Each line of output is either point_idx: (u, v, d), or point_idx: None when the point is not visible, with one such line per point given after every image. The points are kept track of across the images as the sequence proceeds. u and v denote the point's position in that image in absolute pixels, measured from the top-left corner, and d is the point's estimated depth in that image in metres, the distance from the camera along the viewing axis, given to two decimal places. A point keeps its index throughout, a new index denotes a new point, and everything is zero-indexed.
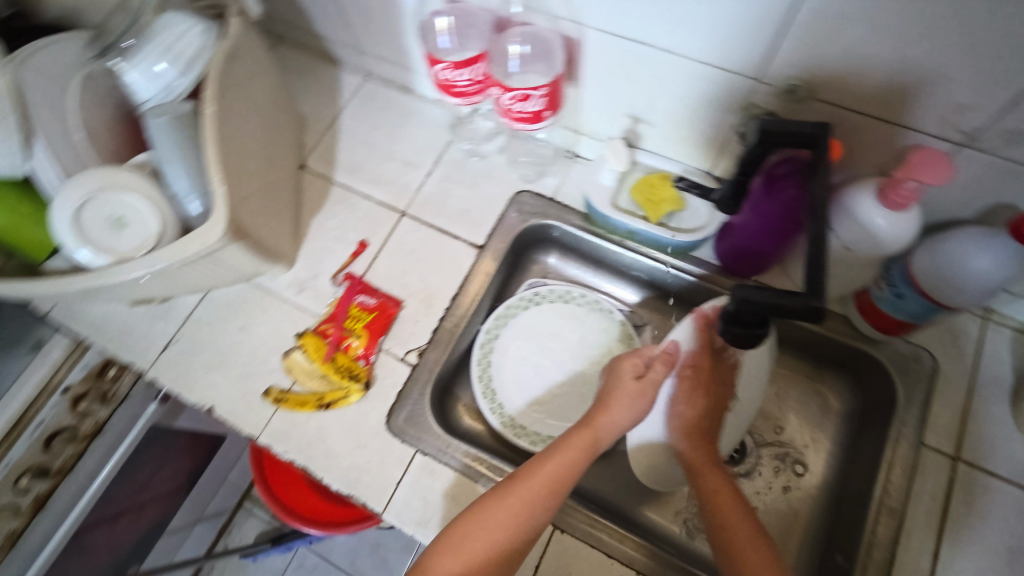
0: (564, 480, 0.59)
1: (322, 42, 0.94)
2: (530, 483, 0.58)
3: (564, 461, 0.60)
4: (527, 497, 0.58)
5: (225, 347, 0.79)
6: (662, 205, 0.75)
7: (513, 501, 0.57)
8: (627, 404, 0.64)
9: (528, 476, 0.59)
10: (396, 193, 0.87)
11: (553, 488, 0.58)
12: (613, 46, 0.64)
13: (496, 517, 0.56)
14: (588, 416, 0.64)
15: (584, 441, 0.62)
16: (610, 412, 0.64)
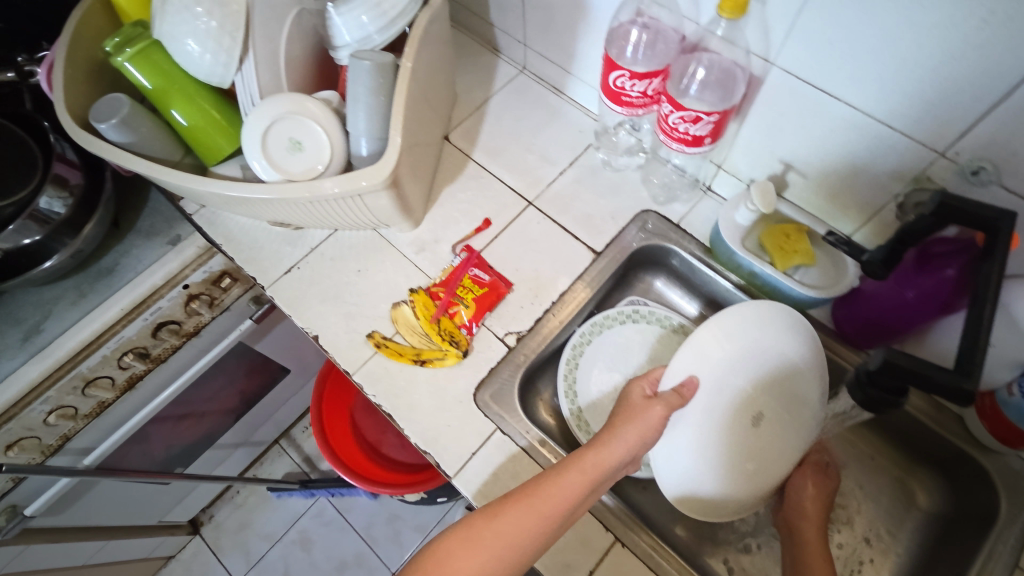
0: (553, 512, 0.55)
1: (492, 29, 0.99)
2: (520, 512, 0.55)
3: (562, 487, 0.56)
4: (515, 524, 0.54)
5: (341, 284, 0.83)
6: (793, 256, 0.75)
7: (501, 526, 0.54)
8: (624, 431, 0.61)
9: (520, 500, 0.56)
10: (528, 183, 0.90)
11: (543, 521, 0.55)
12: (795, 90, 0.65)
13: (482, 542, 0.53)
14: (590, 446, 0.60)
15: (585, 468, 0.58)
16: (613, 441, 0.60)
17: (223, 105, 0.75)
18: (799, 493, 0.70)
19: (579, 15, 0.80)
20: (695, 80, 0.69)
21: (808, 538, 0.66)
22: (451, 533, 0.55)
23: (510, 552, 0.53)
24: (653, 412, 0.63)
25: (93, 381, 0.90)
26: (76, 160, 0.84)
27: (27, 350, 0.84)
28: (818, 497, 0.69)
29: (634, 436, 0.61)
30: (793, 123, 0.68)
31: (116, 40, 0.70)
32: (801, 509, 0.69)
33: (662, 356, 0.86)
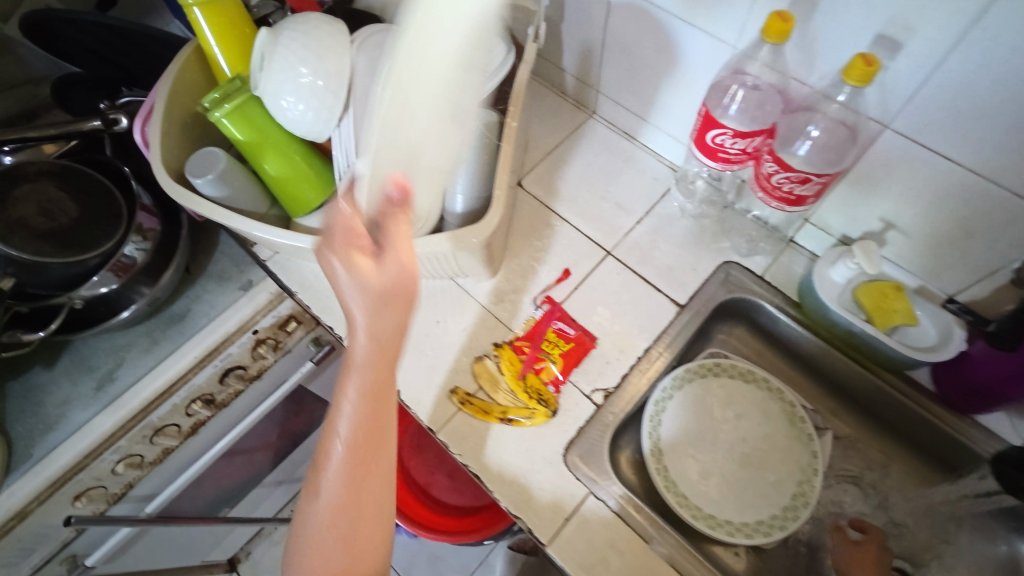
0: (380, 462, 0.56)
1: (561, 73, 0.98)
2: (348, 497, 0.54)
3: (371, 429, 0.55)
4: (361, 481, 0.55)
5: (420, 336, 0.82)
6: (893, 315, 0.72)
7: (354, 493, 0.55)
8: (361, 305, 0.51)
9: (349, 463, 0.54)
10: (605, 232, 0.89)
11: (351, 499, 0.55)
12: (908, 153, 0.63)
13: (323, 504, 0.55)
14: (353, 356, 0.53)
15: (363, 421, 0.54)
16: (354, 338, 0.53)
17: (312, 157, 0.74)
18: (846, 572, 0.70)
19: (668, 67, 0.79)
20: (807, 142, 0.68)
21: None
22: (320, 511, 0.55)
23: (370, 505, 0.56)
24: (400, 263, 0.52)
25: (161, 429, 0.89)
26: (150, 204, 0.81)
27: (101, 400, 0.83)
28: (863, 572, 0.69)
29: (358, 300, 0.51)
30: (902, 184, 0.67)
31: (215, 97, 0.70)
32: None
33: (748, 411, 0.84)
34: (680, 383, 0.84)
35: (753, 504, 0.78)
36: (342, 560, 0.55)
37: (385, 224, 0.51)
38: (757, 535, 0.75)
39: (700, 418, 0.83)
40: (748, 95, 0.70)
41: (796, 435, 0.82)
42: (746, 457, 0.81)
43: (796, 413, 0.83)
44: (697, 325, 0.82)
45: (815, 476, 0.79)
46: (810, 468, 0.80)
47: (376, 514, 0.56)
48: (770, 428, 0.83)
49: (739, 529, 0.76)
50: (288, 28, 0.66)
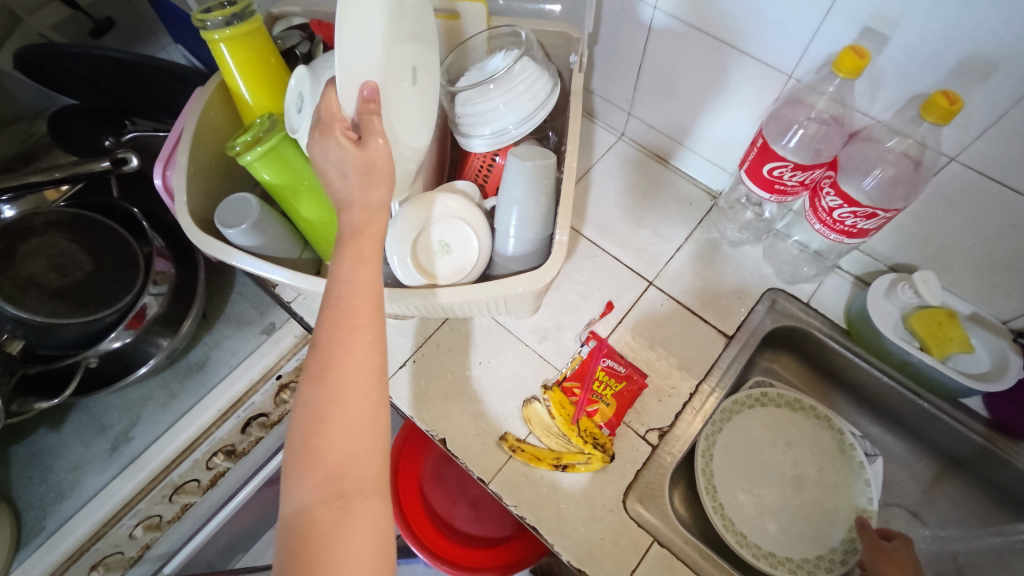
0: (361, 329, 0.47)
1: (589, 96, 0.96)
2: (345, 378, 0.46)
3: (363, 305, 0.48)
4: (351, 357, 0.46)
5: (464, 379, 0.78)
6: (950, 344, 0.71)
7: (338, 368, 0.46)
8: (342, 179, 0.49)
9: (327, 337, 0.47)
10: (645, 261, 0.86)
11: (359, 351, 0.47)
12: (974, 184, 0.62)
13: (315, 398, 0.45)
14: (342, 232, 0.50)
15: (354, 301, 0.48)
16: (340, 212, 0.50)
17: None
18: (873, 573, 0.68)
19: (712, 93, 0.77)
20: (874, 177, 0.65)
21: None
22: (306, 406, 0.46)
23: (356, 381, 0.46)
24: (377, 145, 0.50)
25: (181, 485, 0.82)
26: (163, 247, 0.76)
27: (117, 462, 0.79)
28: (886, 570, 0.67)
29: (343, 177, 0.49)
30: (966, 216, 0.65)
31: (246, 139, 0.63)
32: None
33: (798, 441, 0.82)
34: (729, 416, 0.81)
35: (811, 539, 0.76)
36: (330, 454, 0.44)
37: (363, 121, 0.51)
38: (817, 572, 0.74)
39: (751, 451, 0.81)
40: (811, 125, 0.67)
41: (847, 463, 0.81)
42: (798, 489, 0.80)
43: (845, 442, 0.82)
44: (748, 357, 0.80)
45: (872, 504, 0.78)
46: (863, 498, 0.78)
47: (369, 400, 0.46)
48: (818, 458, 0.82)
49: (800, 566, 0.74)
50: (327, 66, 0.62)
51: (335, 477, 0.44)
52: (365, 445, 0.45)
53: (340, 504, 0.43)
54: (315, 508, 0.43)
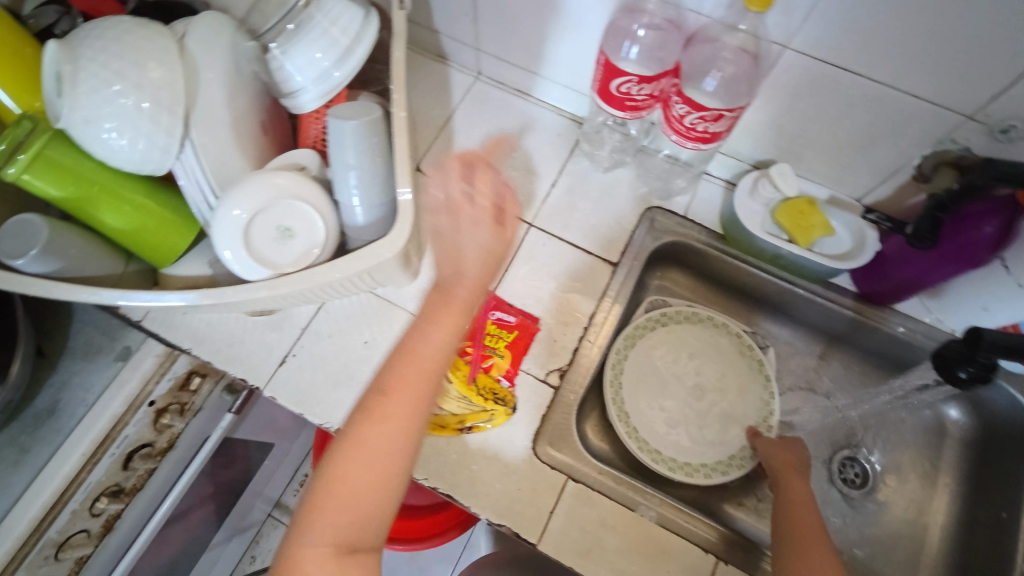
0: (421, 399, 0.56)
1: (436, 38, 0.89)
2: (384, 436, 0.55)
3: (419, 376, 0.57)
4: (392, 419, 0.55)
5: (351, 363, 0.73)
6: (812, 230, 0.74)
7: (379, 429, 0.55)
8: (471, 257, 0.62)
9: (382, 397, 0.56)
10: (520, 203, 0.83)
11: (407, 419, 0.56)
12: (811, 70, 0.62)
13: (353, 445, 0.54)
14: (429, 298, 0.61)
15: (413, 371, 0.57)
16: (441, 292, 0.61)
17: (160, 194, 0.60)
18: (767, 459, 0.73)
19: (551, 14, 0.73)
20: (716, 77, 0.64)
21: (786, 482, 0.69)
22: (344, 451, 0.54)
23: (395, 444, 0.55)
24: (507, 234, 0.64)
25: (66, 541, 0.74)
26: None
27: None
28: (779, 451, 0.73)
29: (447, 262, 0.63)
30: (808, 101, 0.66)
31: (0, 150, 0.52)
32: (772, 469, 0.72)
33: (701, 352, 0.85)
34: (631, 343, 0.82)
35: (721, 439, 0.80)
36: (347, 500, 0.53)
37: (501, 197, 0.66)
38: (731, 470, 0.77)
39: (660, 372, 0.83)
40: (647, 33, 0.64)
41: (749, 366, 0.83)
42: (705, 398, 0.82)
43: (744, 343, 0.84)
44: (631, 285, 0.79)
45: (773, 397, 0.81)
46: (766, 393, 0.82)
47: (393, 465, 0.54)
48: (722, 365, 0.84)
49: (715, 469, 0.77)
50: (84, 44, 0.52)
51: (354, 523, 0.53)
52: (383, 502, 0.54)
53: (341, 551, 0.51)
54: (325, 549, 0.51)
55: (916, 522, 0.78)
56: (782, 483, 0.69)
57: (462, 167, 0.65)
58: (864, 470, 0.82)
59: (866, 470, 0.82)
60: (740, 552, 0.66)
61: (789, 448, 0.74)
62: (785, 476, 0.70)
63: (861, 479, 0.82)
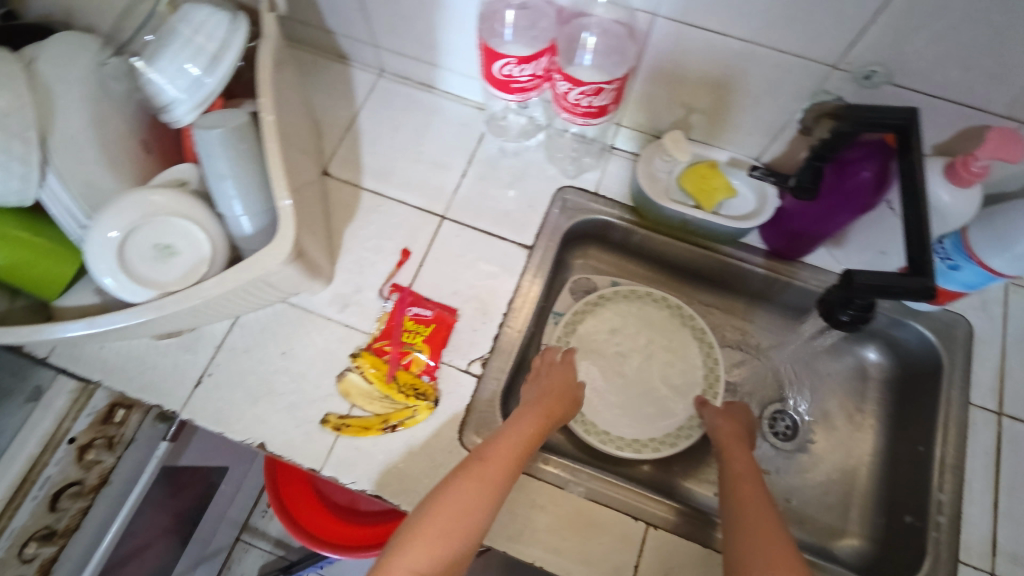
0: (522, 453, 0.61)
1: (331, 38, 0.87)
2: (481, 483, 0.58)
3: (523, 441, 0.63)
4: (494, 471, 0.59)
5: (270, 375, 0.72)
6: (715, 193, 0.75)
7: (475, 478, 0.58)
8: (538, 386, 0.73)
9: (491, 452, 0.60)
10: (431, 197, 0.83)
11: (505, 473, 0.59)
12: (683, 35, 0.63)
13: (450, 490, 0.57)
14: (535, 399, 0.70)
15: (528, 436, 0.64)
16: (537, 392, 0.71)
17: (42, 227, 0.59)
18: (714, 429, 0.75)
19: (433, 3, 0.72)
20: (589, 51, 0.65)
21: (729, 451, 0.71)
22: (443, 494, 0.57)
23: (484, 496, 0.57)
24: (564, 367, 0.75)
25: None
26: None
27: None
28: (727, 421, 0.75)
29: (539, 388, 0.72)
30: (687, 66, 0.67)
31: None
32: (720, 439, 0.73)
33: (643, 327, 0.85)
34: (570, 332, 0.83)
35: (653, 407, 0.81)
36: (438, 533, 0.54)
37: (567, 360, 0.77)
38: (680, 441, 0.78)
39: (599, 353, 0.84)
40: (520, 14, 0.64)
41: (689, 336, 0.84)
42: (650, 374, 0.83)
43: (683, 314, 0.85)
44: (546, 268, 0.79)
45: (718, 364, 0.83)
46: (710, 360, 0.83)
47: (481, 509, 0.56)
48: (664, 339, 0.85)
49: (664, 442, 0.78)
50: None
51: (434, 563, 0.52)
52: (461, 551, 0.54)
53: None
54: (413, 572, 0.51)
55: (847, 464, 0.80)
56: (725, 453, 0.71)
57: (553, 357, 0.77)
58: (794, 421, 0.83)
59: (795, 421, 0.83)
60: (695, 525, 0.67)
61: (735, 419, 0.75)
62: (727, 444, 0.72)
63: (791, 430, 0.83)
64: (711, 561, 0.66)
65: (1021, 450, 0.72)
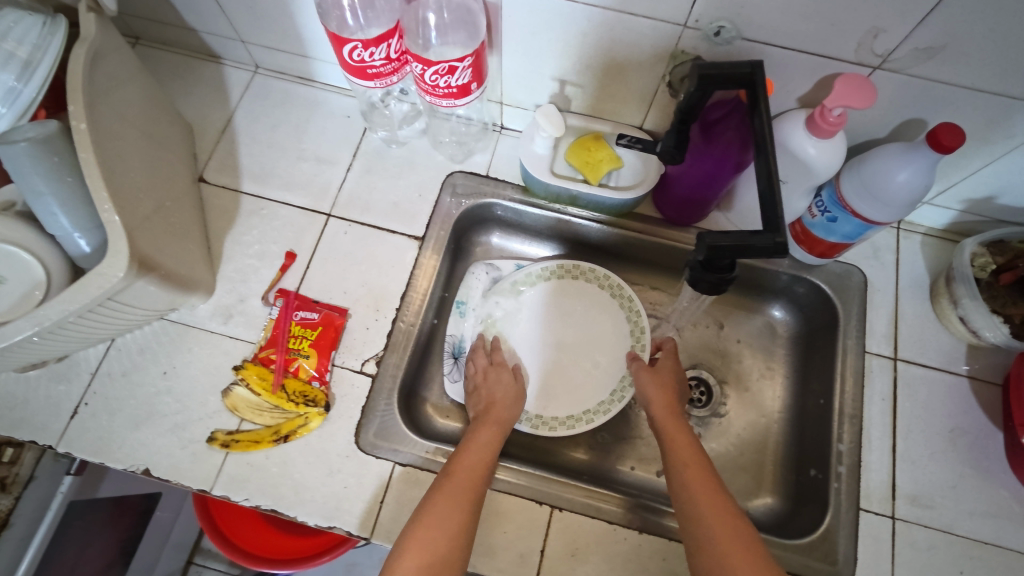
0: (489, 458, 0.63)
1: (196, 37, 0.83)
2: (455, 492, 0.58)
3: (482, 448, 0.64)
4: (463, 479, 0.60)
5: (152, 397, 0.69)
6: (601, 165, 0.73)
7: (448, 488, 0.59)
8: (480, 386, 0.74)
9: (454, 465, 0.61)
10: (316, 195, 0.80)
11: (475, 479, 0.60)
12: (531, 4, 0.61)
13: (426, 508, 0.57)
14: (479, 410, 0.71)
15: (488, 441, 0.65)
16: (480, 400, 0.73)
17: None
18: (646, 394, 0.71)
19: None
20: (437, 29, 0.61)
21: (664, 422, 0.67)
22: (420, 516, 0.57)
23: (463, 502, 0.58)
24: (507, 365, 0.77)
25: None
26: None
27: None
28: (659, 385, 0.71)
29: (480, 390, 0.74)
30: (547, 37, 0.65)
31: None
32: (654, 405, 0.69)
33: (569, 304, 0.83)
34: (495, 322, 0.82)
35: (563, 386, 0.79)
36: (427, 552, 0.54)
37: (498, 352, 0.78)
38: (613, 407, 0.77)
39: (526, 336, 0.82)
40: None
41: (613, 307, 0.83)
42: (581, 349, 0.82)
43: (606, 280, 0.83)
44: (442, 253, 0.77)
45: (641, 316, 0.81)
46: (634, 315, 0.81)
47: (462, 518, 0.57)
48: (590, 310, 0.83)
49: (597, 412, 0.77)
50: None
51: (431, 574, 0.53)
52: (457, 558, 0.55)
53: None
54: None
55: (758, 424, 0.80)
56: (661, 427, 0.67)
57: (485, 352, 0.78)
58: (705, 384, 0.82)
59: (708, 385, 0.82)
60: (634, 511, 0.66)
61: (665, 381, 0.72)
62: (660, 414, 0.68)
63: (705, 395, 0.81)
64: (617, 538, 0.65)
65: (917, 392, 0.72)
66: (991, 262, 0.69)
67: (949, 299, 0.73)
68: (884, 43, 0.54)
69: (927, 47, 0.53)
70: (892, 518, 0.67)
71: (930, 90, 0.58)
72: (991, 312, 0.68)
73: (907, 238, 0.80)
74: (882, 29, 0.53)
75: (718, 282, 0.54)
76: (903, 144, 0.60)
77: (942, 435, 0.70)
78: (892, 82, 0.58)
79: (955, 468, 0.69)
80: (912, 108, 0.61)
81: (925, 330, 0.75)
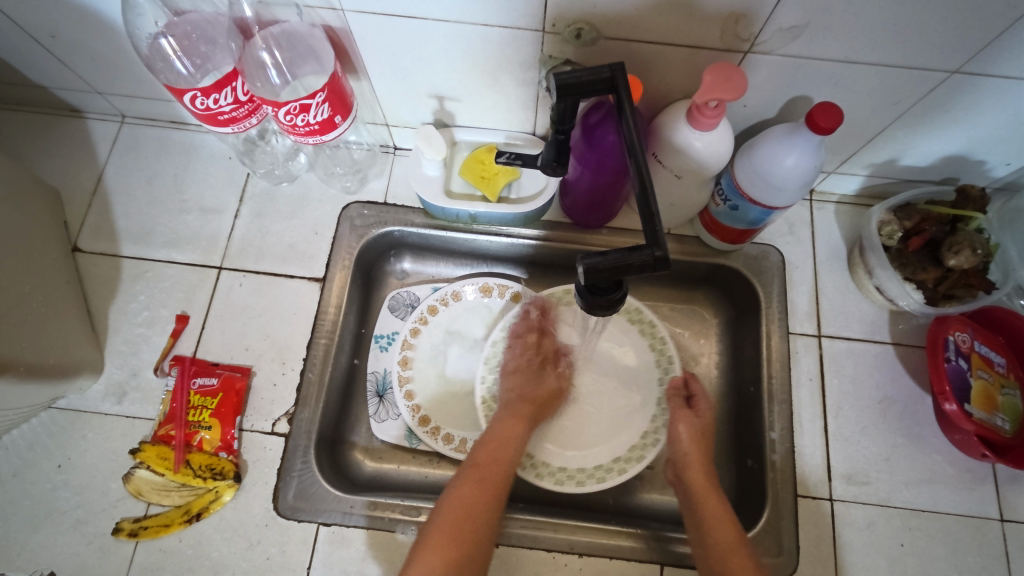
0: (516, 448, 0.64)
1: (49, 93, 0.77)
2: (477, 481, 0.60)
3: (511, 429, 0.65)
4: (489, 464, 0.61)
5: (48, 494, 0.64)
6: (496, 179, 0.69)
7: (469, 481, 0.60)
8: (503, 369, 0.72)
9: (479, 456, 0.62)
10: (204, 248, 0.75)
11: (502, 470, 0.61)
12: (381, 27, 0.57)
13: (449, 495, 0.59)
14: (511, 390, 0.69)
15: (521, 417, 0.66)
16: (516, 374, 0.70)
17: None
18: (676, 438, 0.66)
19: (124, 39, 0.64)
20: (276, 67, 0.59)
21: (694, 481, 0.63)
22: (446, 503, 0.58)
23: (485, 506, 0.58)
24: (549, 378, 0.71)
25: None
26: None
27: None
28: (692, 434, 0.65)
29: (514, 354, 0.71)
30: (411, 58, 0.61)
31: None
32: (684, 459, 0.64)
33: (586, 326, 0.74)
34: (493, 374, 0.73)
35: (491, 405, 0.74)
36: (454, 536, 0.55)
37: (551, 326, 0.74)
38: (647, 452, 0.69)
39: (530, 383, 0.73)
40: (181, 43, 0.58)
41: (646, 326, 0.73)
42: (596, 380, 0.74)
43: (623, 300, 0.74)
44: (350, 269, 0.74)
45: (666, 344, 0.73)
46: (658, 343, 0.73)
47: (483, 504, 0.58)
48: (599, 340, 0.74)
49: (630, 459, 0.69)
50: None
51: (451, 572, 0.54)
52: (479, 550, 0.56)
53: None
54: None
55: None
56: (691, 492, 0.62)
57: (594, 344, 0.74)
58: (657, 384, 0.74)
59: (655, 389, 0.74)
60: (639, 543, 0.64)
61: (701, 430, 0.66)
62: (688, 463, 0.64)
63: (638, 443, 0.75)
64: (558, 564, 0.64)
65: (844, 366, 0.72)
66: (898, 229, 0.68)
67: (864, 268, 0.72)
68: (748, 27, 0.52)
69: (791, 27, 0.51)
70: (830, 499, 0.67)
71: (806, 69, 0.56)
72: (903, 280, 0.68)
73: (821, 209, 0.78)
74: (742, 14, 0.50)
75: (611, 301, 0.48)
76: (785, 126, 0.58)
77: (871, 407, 0.70)
78: (767, 65, 0.56)
79: (887, 440, 0.69)
80: (793, 87, 0.58)
81: (845, 301, 0.74)
